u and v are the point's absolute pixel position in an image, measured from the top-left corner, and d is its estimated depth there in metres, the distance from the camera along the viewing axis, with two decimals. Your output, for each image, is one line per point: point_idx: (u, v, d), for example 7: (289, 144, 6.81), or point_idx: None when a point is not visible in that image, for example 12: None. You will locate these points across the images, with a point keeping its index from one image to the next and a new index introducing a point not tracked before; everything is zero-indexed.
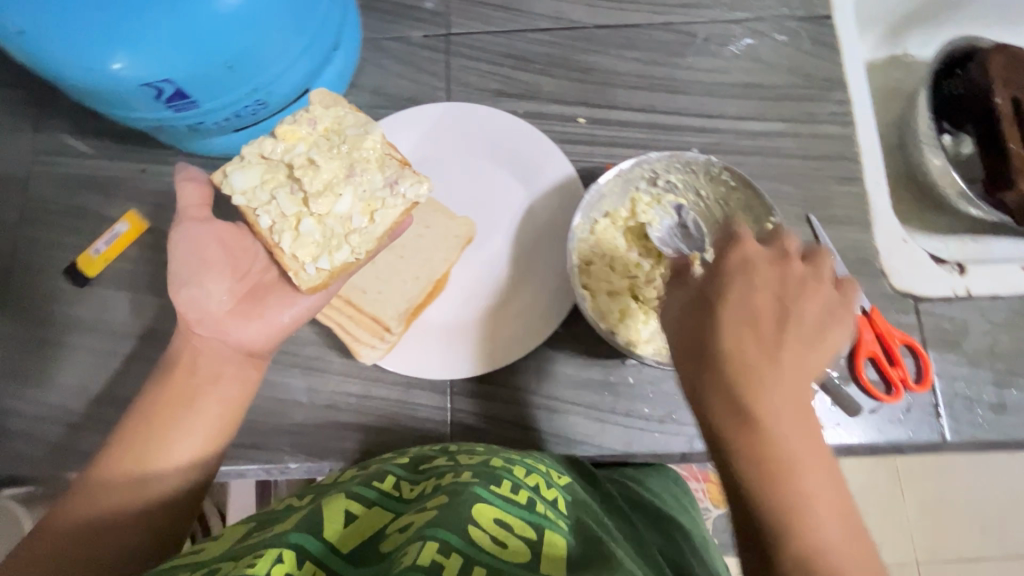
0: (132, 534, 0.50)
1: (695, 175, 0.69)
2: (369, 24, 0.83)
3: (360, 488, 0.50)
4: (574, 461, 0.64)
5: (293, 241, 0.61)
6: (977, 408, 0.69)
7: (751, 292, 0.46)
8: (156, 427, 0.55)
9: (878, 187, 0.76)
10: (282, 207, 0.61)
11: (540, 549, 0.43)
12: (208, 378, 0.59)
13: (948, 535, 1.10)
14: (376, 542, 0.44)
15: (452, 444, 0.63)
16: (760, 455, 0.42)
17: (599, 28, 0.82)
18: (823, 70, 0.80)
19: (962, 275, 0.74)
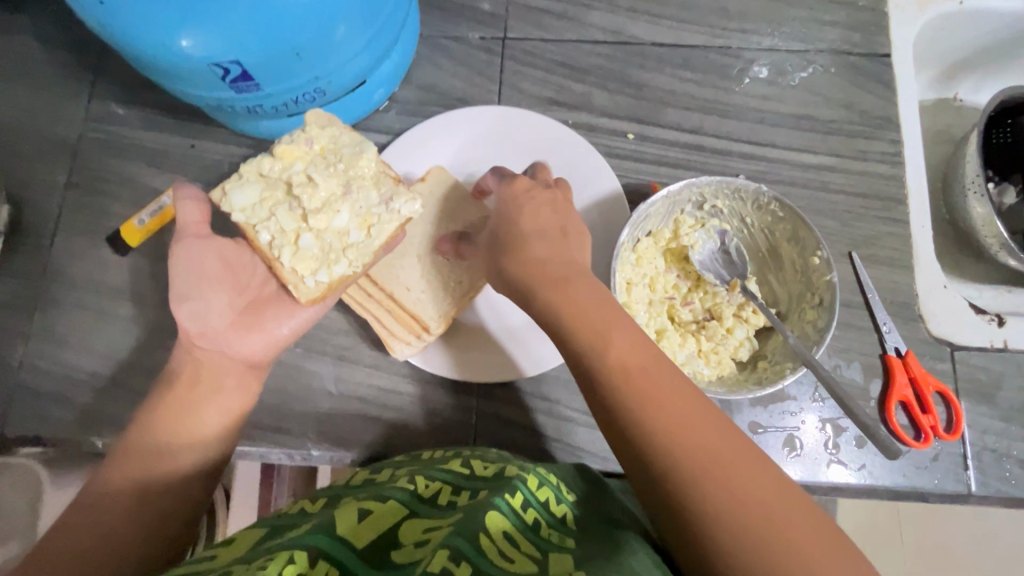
0: (145, 520, 0.50)
1: (742, 202, 0.67)
2: (428, 21, 0.83)
3: (373, 491, 0.50)
4: (590, 470, 0.65)
5: (293, 257, 0.61)
6: (1005, 463, 0.69)
7: (605, 329, 0.52)
8: (166, 421, 0.55)
9: (923, 231, 0.76)
10: (281, 223, 0.60)
11: (548, 563, 0.43)
12: (219, 380, 0.59)
13: None
14: (388, 549, 0.43)
15: (466, 448, 0.63)
16: (640, 399, 0.48)
17: (656, 45, 0.82)
18: (878, 108, 0.80)
19: (1000, 327, 0.73)
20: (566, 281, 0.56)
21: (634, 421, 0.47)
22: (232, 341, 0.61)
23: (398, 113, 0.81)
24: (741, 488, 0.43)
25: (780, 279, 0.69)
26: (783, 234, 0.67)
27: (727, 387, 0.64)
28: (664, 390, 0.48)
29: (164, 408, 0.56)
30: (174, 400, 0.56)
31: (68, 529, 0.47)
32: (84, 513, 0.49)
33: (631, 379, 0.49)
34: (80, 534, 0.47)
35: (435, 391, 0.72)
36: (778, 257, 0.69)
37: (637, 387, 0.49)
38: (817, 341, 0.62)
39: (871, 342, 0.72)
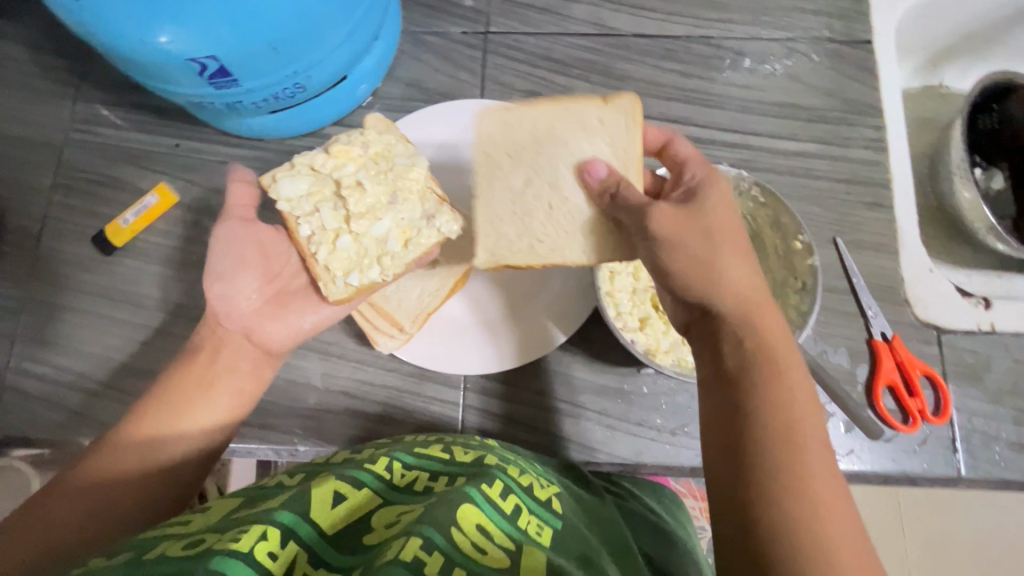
0: (136, 499, 0.51)
1: None
2: (411, 18, 0.84)
3: (353, 471, 0.50)
4: (575, 470, 0.66)
5: (328, 254, 0.61)
6: (995, 445, 0.68)
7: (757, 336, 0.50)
8: (181, 396, 0.58)
9: (908, 216, 0.76)
10: (323, 221, 0.60)
11: (519, 559, 0.43)
12: (235, 362, 0.62)
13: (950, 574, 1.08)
14: (359, 531, 0.44)
15: (447, 436, 0.63)
16: (770, 411, 0.45)
17: (638, 37, 0.82)
18: (860, 94, 0.80)
19: (987, 309, 0.73)
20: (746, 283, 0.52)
21: (753, 424, 0.45)
22: (259, 325, 0.63)
23: (381, 109, 0.81)
24: (842, 537, 0.40)
25: (764, 266, 0.69)
26: (765, 220, 0.67)
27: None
28: (797, 413, 0.45)
29: (185, 380, 0.59)
30: (188, 376, 0.59)
31: (84, 476, 0.51)
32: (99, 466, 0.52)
33: (763, 389, 0.46)
34: (95, 485, 0.50)
35: (422, 384, 0.72)
36: (762, 243, 0.69)
37: (766, 400, 0.46)
38: (799, 325, 0.62)
39: (858, 327, 0.72)
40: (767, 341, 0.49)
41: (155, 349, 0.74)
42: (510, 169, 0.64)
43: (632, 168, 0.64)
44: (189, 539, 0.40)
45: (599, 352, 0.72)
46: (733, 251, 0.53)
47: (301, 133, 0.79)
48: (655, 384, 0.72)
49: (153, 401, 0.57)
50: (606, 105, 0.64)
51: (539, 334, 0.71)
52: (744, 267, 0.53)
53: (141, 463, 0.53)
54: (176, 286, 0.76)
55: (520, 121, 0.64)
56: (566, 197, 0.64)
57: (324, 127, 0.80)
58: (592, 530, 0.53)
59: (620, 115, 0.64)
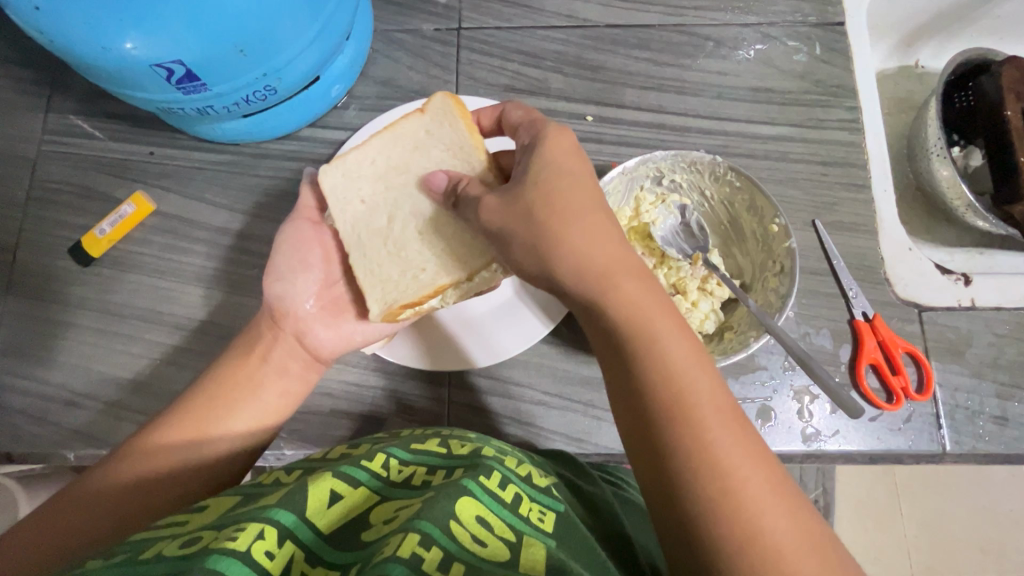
0: (185, 500, 0.51)
1: (699, 174, 0.68)
2: (383, 17, 0.83)
3: (349, 468, 0.49)
4: (569, 462, 0.65)
5: (370, 274, 0.60)
6: (978, 419, 0.69)
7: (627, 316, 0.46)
8: (229, 394, 0.58)
9: (885, 195, 0.76)
10: (365, 243, 0.61)
11: (519, 552, 0.43)
12: (287, 366, 0.62)
13: (946, 551, 1.09)
14: (355, 528, 0.44)
15: (445, 428, 0.62)
16: (661, 384, 0.43)
17: (610, 27, 0.82)
18: (834, 76, 0.80)
19: (967, 285, 0.74)
20: (606, 249, 0.48)
21: (653, 421, 0.42)
22: (310, 330, 0.64)
23: (356, 109, 0.81)
24: (761, 497, 0.39)
25: (743, 251, 0.70)
26: (742, 205, 0.68)
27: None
28: (682, 378, 0.43)
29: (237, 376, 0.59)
30: (237, 375, 0.59)
31: (137, 463, 0.52)
32: (149, 454, 0.53)
33: (650, 363, 0.44)
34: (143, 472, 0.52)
35: (407, 383, 0.72)
36: (740, 228, 0.69)
37: (656, 374, 0.43)
38: (778, 307, 0.62)
39: (839, 308, 0.72)
40: (637, 304, 0.46)
41: (136, 359, 0.73)
42: (405, 184, 0.60)
43: (471, 157, 0.58)
44: (184, 538, 0.40)
45: (583, 343, 0.72)
46: (587, 219, 0.48)
47: (276, 136, 0.79)
48: None
49: (202, 393, 0.58)
50: (426, 113, 0.61)
51: (523, 327, 0.70)
52: (596, 231, 0.48)
53: (190, 465, 0.53)
54: (154, 294, 0.75)
55: (394, 142, 0.61)
56: (426, 221, 0.59)
57: (299, 129, 0.80)
58: (587, 520, 0.53)
59: (441, 115, 0.60)
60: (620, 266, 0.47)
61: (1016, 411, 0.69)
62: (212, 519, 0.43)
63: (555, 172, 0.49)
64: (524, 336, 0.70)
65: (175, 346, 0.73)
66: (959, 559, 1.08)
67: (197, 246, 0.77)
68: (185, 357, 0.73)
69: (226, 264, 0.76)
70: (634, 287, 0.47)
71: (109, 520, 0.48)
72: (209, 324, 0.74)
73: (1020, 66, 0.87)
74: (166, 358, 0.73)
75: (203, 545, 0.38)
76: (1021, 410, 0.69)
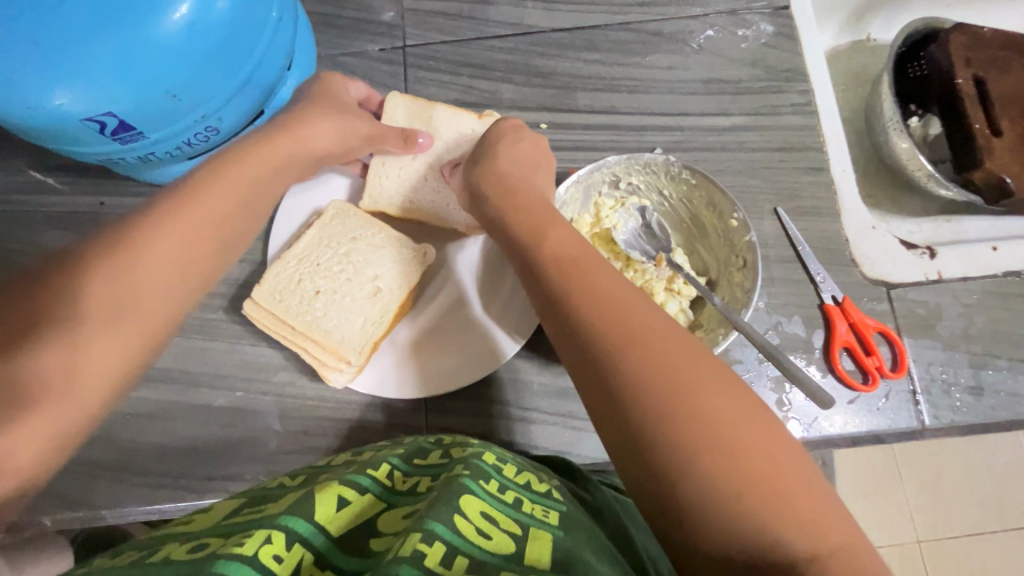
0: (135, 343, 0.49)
1: (655, 176, 0.67)
2: (326, 41, 0.82)
3: (354, 475, 0.49)
4: (566, 466, 0.65)
5: (372, 186, 0.76)
6: (955, 391, 0.69)
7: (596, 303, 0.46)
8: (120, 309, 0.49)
9: (845, 176, 0.76)
10: (387, 161, 0.75)
11: (526, 546, 0.43)
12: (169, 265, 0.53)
13: (948, 511, 1.09)
14: (364, 532, 0.43)
15: (446, 436, 0.63)
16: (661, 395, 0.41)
17: (557, 31, 0.81)
18: (785, 61, 0.80)
19: (932, 259, 0.74)
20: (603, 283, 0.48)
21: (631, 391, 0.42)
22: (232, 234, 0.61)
23: None
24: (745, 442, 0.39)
25: (706, 248, 0.70)
26: (701, 202, 0.67)
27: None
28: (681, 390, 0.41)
29: (113, 274, 0.49)
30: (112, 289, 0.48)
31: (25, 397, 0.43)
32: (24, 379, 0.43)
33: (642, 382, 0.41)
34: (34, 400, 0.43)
35: (381, 412, 0.70)
36: (702, 225, 0.69)
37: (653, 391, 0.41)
38: (744, 303, 0.62)
39: (809, 294, 0.72)
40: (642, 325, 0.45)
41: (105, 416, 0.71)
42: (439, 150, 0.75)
43: None
44: (191, 546, 0.39)
45: (556, 354, 0.72)
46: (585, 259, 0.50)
47: None
48: None
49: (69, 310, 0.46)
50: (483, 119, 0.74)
51: (483, 354, 0.69)
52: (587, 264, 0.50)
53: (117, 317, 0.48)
54: None
55: (449, 118, 0.75)
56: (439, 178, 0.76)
57: None
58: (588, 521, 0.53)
59: (488, 133, 0.74)
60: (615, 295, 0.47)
61: (991, 379, 0.69)
62: (222, 528, 0.42)
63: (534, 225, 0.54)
64: (482, 361, 0.68)
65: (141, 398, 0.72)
66: (960, 517, 1.09)
67: None
68: (154, 409, 0.71)
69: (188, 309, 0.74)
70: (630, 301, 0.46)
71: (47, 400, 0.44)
72: (176, 373, 0.72)
73: (967, 32, 0.87)
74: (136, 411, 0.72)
75: (209, 552, 0.37)
76: (994, 378, 0.69)
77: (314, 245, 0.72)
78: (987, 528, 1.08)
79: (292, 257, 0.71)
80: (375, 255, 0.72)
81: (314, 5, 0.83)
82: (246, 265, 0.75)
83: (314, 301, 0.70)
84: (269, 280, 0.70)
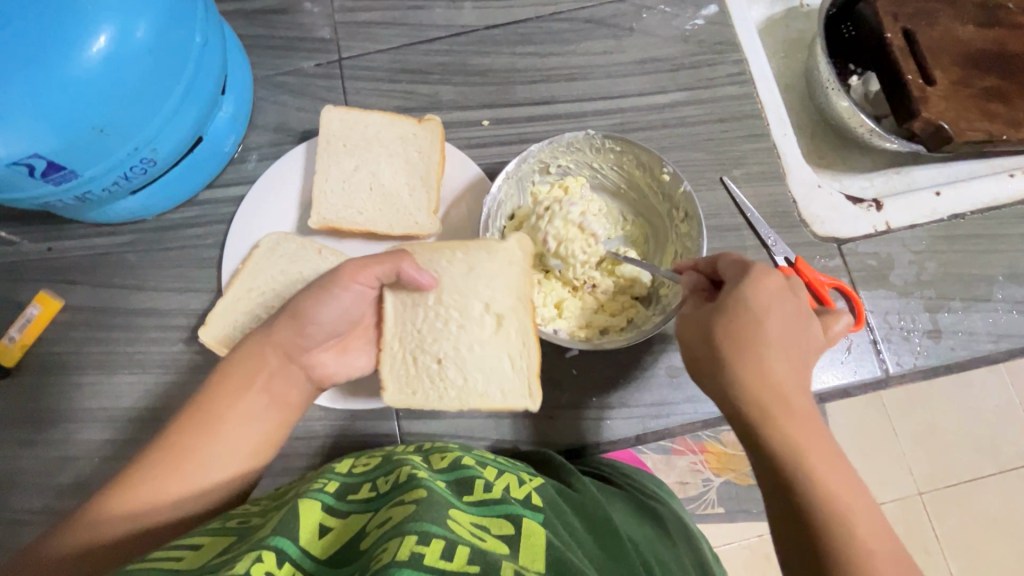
0: (220, 465, 0.54)
1: (581, 152, 0.70)
2: (261, 63, 0.82)
3: (335, 498, 0.49)
4: (546, 459, 0.67)
5: (321, 198, 0.72)
6: (914, 337, 0.70)
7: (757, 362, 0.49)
8: (225, 424, 0.55)
9: (786, 139, 0.77)
10: (333, 168, 0.73)
11: (517, 542, 0.44)
12: (290, 397, 0.60)
13: (949, 459, 0.97)
14: (354, 543, 0.43)
15: (426, 444, 0.63)
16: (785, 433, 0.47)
17: (490, 28, 0.82)
18: (716, 33, 0.81)
19: (879, 211, 0.75)
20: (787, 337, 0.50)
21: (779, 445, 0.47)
22: (320, 365, 0.63)
23: (254, 159, 0.79)
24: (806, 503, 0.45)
25: (648, 205, 0.73)
26: (631, 164, 0.70)
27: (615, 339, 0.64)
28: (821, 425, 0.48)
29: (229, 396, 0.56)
30: (245, 393, 0.57)
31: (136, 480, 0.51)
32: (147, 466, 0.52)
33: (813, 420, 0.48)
34: (136, 482, 0.51)
35: (355, 424, 0.71)
36: (639, 187, 0.72)
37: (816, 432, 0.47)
38: (695, 249, 0.64)
39: (762, 259, 0.73)
40: (750, 374, 0.48)
41: (76, 463, 0.71)
42: (384, 157, 0.74)
43: (432, 174, 0.72)
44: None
45: None
46: (768, 307, 0.50)
47: (176, 204, 0.77)
48: (582, 364, 0.72)
49: (187, 420, 0.55)
50: (420, 123, 0.74)
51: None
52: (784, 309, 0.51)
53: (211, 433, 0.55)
54: (81, 390, 0.73)
55: (387, 124, 0.74)
56: (382, 183, 0.73)
57: (198, 193, 0.78)
58: (572, 516, 0.54)
59: (428, 134, 0.73)
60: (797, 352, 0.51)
61: (947, 322, 0.71)
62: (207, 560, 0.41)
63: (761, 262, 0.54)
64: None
65: (114, 440, 0.71)
66: (958, 465, 0.97)
67: (114, 333, 0.74)
68: (126, 449, 0.71)
69: (148, 346, 0.74)
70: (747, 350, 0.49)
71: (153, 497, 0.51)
72: (145, 409, 0.72)
73: None
74: (109, 452, 0.71)
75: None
76: (951, 320, 0.71)
77: (406, 323, 0.65)
78: (986, 473, 0.97)
79: (388, 353, 0.65)
80: (471, 284, 0.63)
81: (246, 28, 0.83)
82: (203, 294, 0.75)
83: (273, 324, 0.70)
84: (217, 316, 0.70)
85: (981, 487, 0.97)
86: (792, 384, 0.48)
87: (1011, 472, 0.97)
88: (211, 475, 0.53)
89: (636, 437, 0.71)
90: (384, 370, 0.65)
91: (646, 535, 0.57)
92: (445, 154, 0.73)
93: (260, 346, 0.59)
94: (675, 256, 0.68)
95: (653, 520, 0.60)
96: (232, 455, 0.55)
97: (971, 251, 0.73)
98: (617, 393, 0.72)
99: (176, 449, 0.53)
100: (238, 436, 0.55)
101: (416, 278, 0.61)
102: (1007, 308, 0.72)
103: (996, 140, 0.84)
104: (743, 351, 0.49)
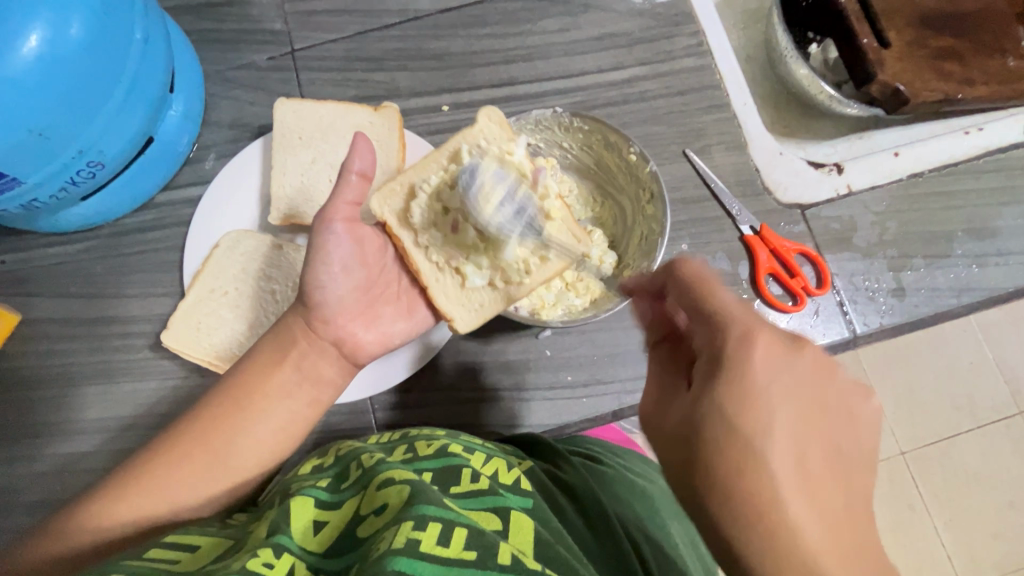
0: (262, 434, 0.57)
1: (549, 130, 0.70)
2: (209, 58, 0.80)
3: (323, 491, 0.47)
4: (530, 439, 0.67)
5: (278, 195, 0.71)
6: (879, 297, 0.73)
7: (738, 396, 0.38)
8: (260, 398, 0.57)
9: (747, 108, 0.77)
10: (289, 164, 0.71)
11: (507, 527, 0.43)
12: (323, 373, 0.61)
13: (930, 419, 0.98)
14: (351, 529, 0.42)
15: (412, 430, 0.61)
16: (771, 552, 0.35)
17: (445, 12, 0.80)
18: (672, 6, 0.80)
19: (840, 174, 0.76)
20: (790, 424, 0.38)
21: (757, 484, 0.36)
22: (350, 335, 0.61)
23: (211, 158, 0.77)
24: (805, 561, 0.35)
25: (617, 187, 0.72)
26: (599, 145, 0.69)
27: (603, 306, 0.64)
28: (854, 543, 0.36)
29: (259, 366, 0.59)
30: (278, 362, 0.59)
31: (180, 457, 0.54)
32: (190, 439, 0.55)
33: (831, 545, 0.35)
34: (179, 457, 0.54)
35: (330, 420, 0.71)
36: (607, 168, 0.71)
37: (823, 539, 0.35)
38: (658, 231, 0.65)
39: (728, 229, 0.73)
40: (740, 483, 0.37)
41: (49, 479, 0.69)
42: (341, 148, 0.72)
43: (391, 160, 0.71)
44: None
45: (494, 330, 0.73)
46: (741, 379, 0.38)
47: (132, 209, 0.74)
48: (555, 344, 0.73)
49: (225, 391, 0.58)
50: (376, 112, 0.73)
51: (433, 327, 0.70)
52: (799, 386, 0.39)
53: (245, 397, 0.57)
54: (46, 404, 0.71)
55: (344, 114, 0.73)
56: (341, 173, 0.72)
57: (154, 196, 0.76)
58: (562, 499, 0.53)
59: (385, 121, 0.72)
60: (829, 450, 0.38)
61: (910, 280, 0.73)
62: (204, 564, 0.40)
63: (748, 314, 0.41)
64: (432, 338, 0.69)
65: (85, 452, 0.70)
66: (937, 424, 0.98)
67: (77, 344, 0.72)
68: (98, 461, 0.70)
69: (114, 355, 0.72)
70: (726, 443, 0.38)
71: (196, 462, 0.54)
72: (114, 418, 0.71)
73: None
74: (78, 465, 0.70)
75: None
76: (913, 278, 0.73)
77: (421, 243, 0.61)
78: (964, 430, 0.98)
79: (432, 281, 0.62)
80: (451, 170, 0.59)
81: (193, 23, 0.80)
82: (167, 298, 0.74)
83: (235, 322, 0.69)
84: (179, 317, 0.69)
85: (961, 446, 0.98)
86: (771, 410, 0.38)
87: (989, 428, 0.98)
88: (244, 445, 0.56)
89: (613, 412, 0.72)
90: (440, 300, 0.63)
91: (637, 514, 0.57)
92: (404, 139, 0.72)
93: (297, 323, 0.60)
94: (640, 239, 0.68)
95: (640, 497, 0.60)
96: (276, 418, 0.58)
97: (930, 209, 0.75)
98: (593, 371, 0.73)
99: (215, 417, 0.56)
100: (279, 407, 0.58)
101: (359, 149, 0.57)
102: (967, 263, 0.74)
103: (952, 99, 0.84)
104: (726, 408, 0.38)
